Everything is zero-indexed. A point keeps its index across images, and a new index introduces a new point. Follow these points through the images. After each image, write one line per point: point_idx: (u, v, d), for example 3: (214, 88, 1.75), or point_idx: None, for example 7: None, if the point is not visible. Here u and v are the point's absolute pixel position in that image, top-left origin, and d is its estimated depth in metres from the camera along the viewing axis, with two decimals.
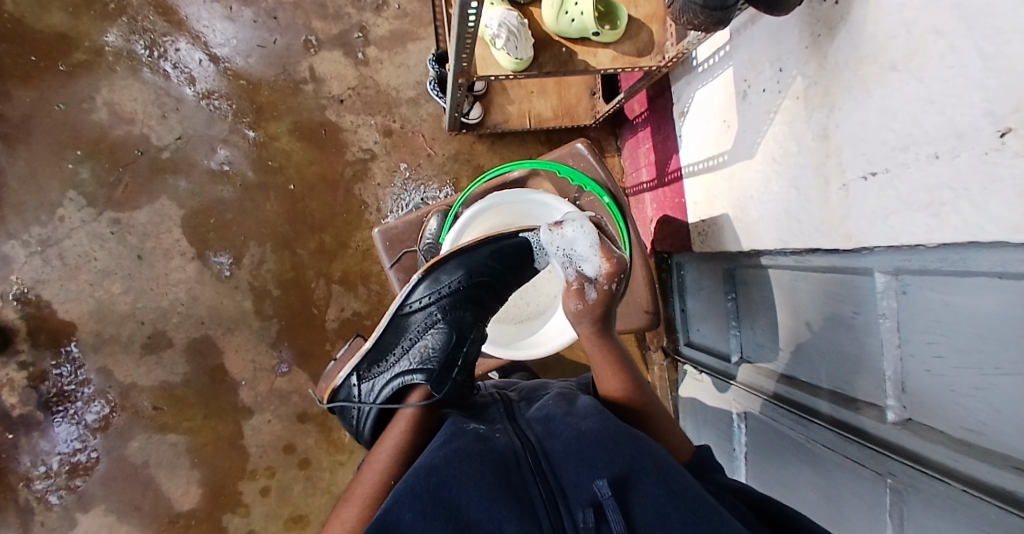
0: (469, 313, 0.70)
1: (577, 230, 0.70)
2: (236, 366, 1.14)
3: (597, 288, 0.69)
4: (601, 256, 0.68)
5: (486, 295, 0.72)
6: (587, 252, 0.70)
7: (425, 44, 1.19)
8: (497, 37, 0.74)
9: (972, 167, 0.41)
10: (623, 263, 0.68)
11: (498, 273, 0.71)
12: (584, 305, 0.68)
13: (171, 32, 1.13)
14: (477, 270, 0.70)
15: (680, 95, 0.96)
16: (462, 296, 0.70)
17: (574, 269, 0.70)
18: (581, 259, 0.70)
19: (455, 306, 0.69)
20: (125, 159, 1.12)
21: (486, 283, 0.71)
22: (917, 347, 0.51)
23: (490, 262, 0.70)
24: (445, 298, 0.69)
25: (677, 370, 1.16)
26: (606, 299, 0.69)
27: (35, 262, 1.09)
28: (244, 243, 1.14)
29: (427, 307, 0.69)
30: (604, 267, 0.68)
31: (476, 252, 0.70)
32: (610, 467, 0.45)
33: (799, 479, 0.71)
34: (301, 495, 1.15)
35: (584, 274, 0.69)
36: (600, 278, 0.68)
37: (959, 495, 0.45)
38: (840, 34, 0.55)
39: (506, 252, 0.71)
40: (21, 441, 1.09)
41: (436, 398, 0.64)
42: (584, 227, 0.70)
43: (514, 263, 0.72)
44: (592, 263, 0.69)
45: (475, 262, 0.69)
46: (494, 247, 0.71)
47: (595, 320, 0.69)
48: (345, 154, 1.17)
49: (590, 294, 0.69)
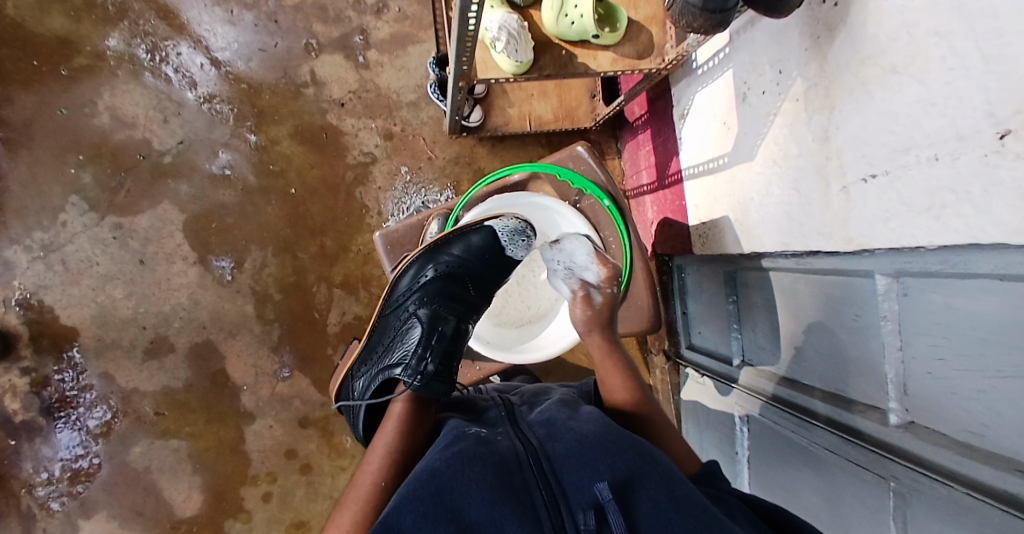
0: (442, 306, 0.73)
1: (574, 245, 0.81)
2: (237, 370, 1.14)
3: (601, 292, 0.77)
4: (597, 263, 0.79)
5: (458, 289, 0.75)
6: (585, 261, 0.79)
7: (425, 47, 1.19)
8: (497, 40, 0.74)
9: (973, 169, 0.41)
10: (616, 268, 0.78)
11: (468, 266, 0.76)
12: (591, 311, 0.75)
13: (172, 37, 1.14)
14: (445, 264, 0.75)
15: (680, 97, 0.96)
16: (435, 290, 0.74)
17: (577, 278, 0.78)
18: (581, 269, 0.79)
19: (427, 299, 0.73)
20: (126, 164, 1.12)
21: (456, 276, 0.75)
22: (919, 350, 0.51)
23: (457, 255, 0.76)
24: (419, 292, 0.74)
25: (678, 372, 1.16)
26: (610, 303, 0.77)
27: (37, 268, 1.09)
28: (245, 247, 1.14)
29: (405, 304, 0.74)
30: (600, 272, 0.77)
31: (442, 248, 0.76)
32: (611, 470, 0.44)
33: (802, 482, 0.71)
34: (303, 500, 1.15)
35: (586, 282, 0.77)
36: (601, 283, 0.77)
37: (963, 498, 0.45)
38: (840, 37, 0.55)
39: (474, 246, 0.76)
40: (23, 446, 1.09)
41: (411, 389, 0.64)
42: (579, 240, 0.82)
43: (485, 257, 0.77)
44: (591, 271, 0.78)
45: (442, 257, 0.75)
46: (461, 242, 0.77)
47: (603, 325, 0.75)
48: (346, 157, 1.17)
49: (595, 299, 0.76)
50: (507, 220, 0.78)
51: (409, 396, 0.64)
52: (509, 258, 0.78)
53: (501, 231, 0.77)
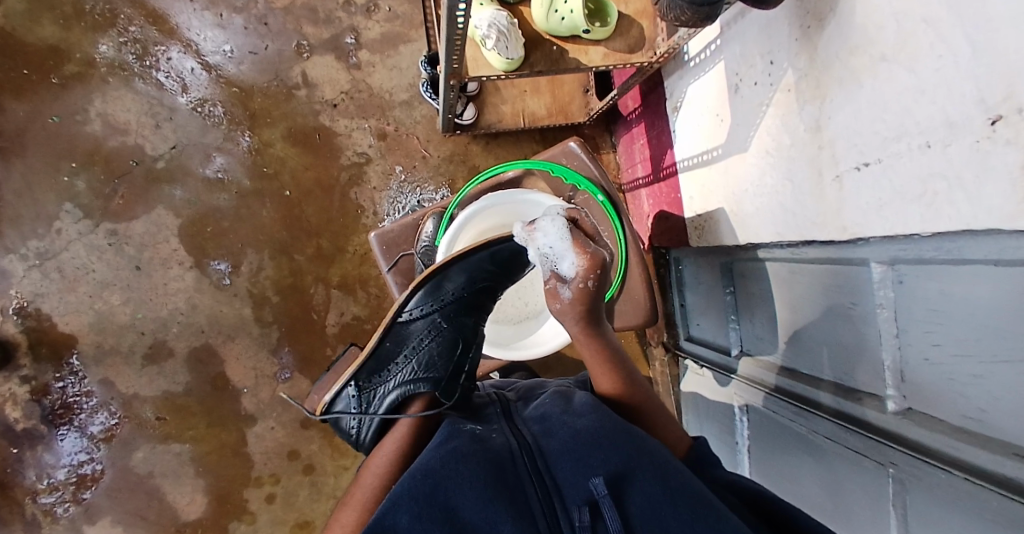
0: (471, 319, 0.71)
1: (550, 228, 0.66)
2: (237, 373, 1.14)
3: (573, 286, 0.64)
4: (577, 250, 0.64)
5: (486, 300, 0.72)
6: (561, 248, 0.65)
7: (417, 46, 1.19)
8: (487, 38, 0.73)
9: (965, 156, 0.41)
10: (600, 256, 0.64)
11: (497, 277, 0.72)
12: (563, 306, 0.65)
13: (163, 41, 1.13)
14: (477, 275, 0.70)
15: (672, 90, 0.96)
16: (465, 302, 0.70)
17: (550, 268, 0.65)
18: (557, 257, 0.65)
19: (457, 312, 0.70)
20: (120, 170, 1.12)
21: (486, 288, 0.71)
22: (913, 337, 0.51)
23: (490, 268, 0.70)
24: (448, 305, 0.70)
25: (677, 364, 1.16)
26: (585, 297, 0.65)
27: (33, 276, 1.09)
28: (241, 250, 1.14)
29: (429, 315, 0.70)
30: (580, 263, 0.63)
31: (476, 256, 0.69)
32: (606, 465, 0.45)
33: (802, 471, 0.71)
34: (306, 501, 1.15)
35: (558, 274, 0.65)
36: (575, 276, 0.64)
37: (961, 483, 0.45)
38: (829, 26, 0.55)
39: (505, 256, 0.72)
40: (25, 455, 1.09)
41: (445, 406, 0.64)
42: (556, 221, 0.67)
43: (509, 265, 0.72)
44: (568, 261, 0.64)
45: (476, 268, 0.70)
46: (493, 251, 0.70)
47: (580, 318, 0.66)
48: (340, 158, 1.17)
49: (565, 293, 0.65)
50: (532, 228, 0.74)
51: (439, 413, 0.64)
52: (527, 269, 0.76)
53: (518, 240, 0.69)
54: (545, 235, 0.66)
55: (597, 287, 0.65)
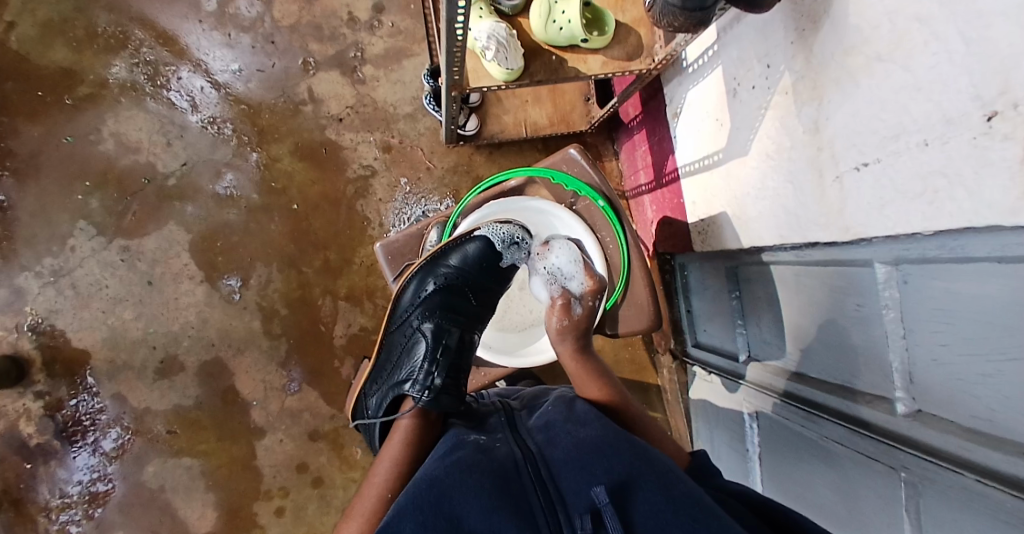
0: (443, 318, 0.73)
1: (563, 252, 0.81)
2: (247, 386, 1.15)
3: (581, 303, 0.74)
4: (587, 274, 0.76)
5: (459, 300, 0.75)
6: (573, 271, 0.78)
7: (420, 60, 1.21)
8: (487, 49, 0.74)
9: (965, 152, 0.41)
10: (604, 282, 0.75)
11: (467, 276, 0.76)
12: (569, 321, 0.72)
13: (173, 62, 1.16)
14: (444, 276, 0.75)
15: (672, 97, 0.97)
16: (437, 303, 0.74)
17: (560, 286, 0.78)
18: (567, 277, 0.78)
19: (429, 313, 0.74)
20: (132, 188, 1.14)
21: (456, 287, 0.75)
22: (922, 338, 0.51)
23: (456, 267, 0.76)
24: (420, 307, 0.74)
25: (686, 371, 1.15)
26: (591, 315, 0.74)
27: (48, 293, 1.11)
28: (251, 264, 1.16)
29: (407, 321, 0.75)
30: (588, 284, 0.75)
31: (441, 260, 0.76)
32: (607, 474, 0.45)
33: (814, 477, 0.70)
34: (316, 514, 1.15)
35: (569, 290, 0.76)
36: (584, 294, 0.74)
37: (974, 485, 0.44)
38: (823, 29, 0.55)
39: (472, 256, 0.76)
40: (39, 470, 1.11)
41: (421, 405, 0.64)
42: (568, 247, 0.82)
43: (481, 266, 0.77)
44: (577, 281, 0.77)
45: (441, 269, 0.76)
46: (459, 253, 0.76)
47: (577, 337, 0.72)
48: (346, 172, 1.18)
49: (574, 309, 0.73)
50: (501, 231, 0.79)
51: (418, 411, 0.64)
52: (506, 265, 0.79)
53: (498, 241, 0.78)
54: (558, 259, 0.82)
55: (600, 309, 0.75)
